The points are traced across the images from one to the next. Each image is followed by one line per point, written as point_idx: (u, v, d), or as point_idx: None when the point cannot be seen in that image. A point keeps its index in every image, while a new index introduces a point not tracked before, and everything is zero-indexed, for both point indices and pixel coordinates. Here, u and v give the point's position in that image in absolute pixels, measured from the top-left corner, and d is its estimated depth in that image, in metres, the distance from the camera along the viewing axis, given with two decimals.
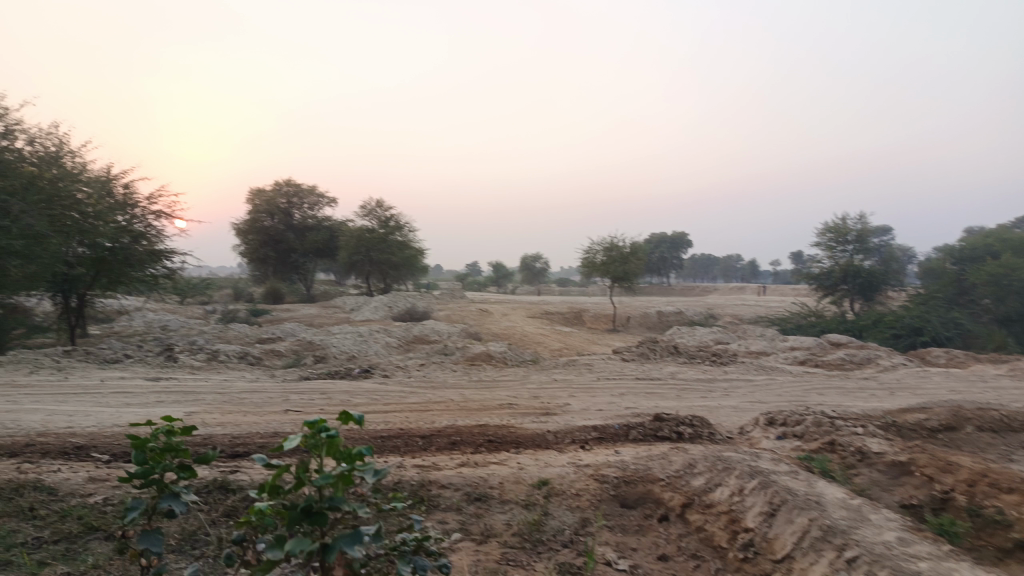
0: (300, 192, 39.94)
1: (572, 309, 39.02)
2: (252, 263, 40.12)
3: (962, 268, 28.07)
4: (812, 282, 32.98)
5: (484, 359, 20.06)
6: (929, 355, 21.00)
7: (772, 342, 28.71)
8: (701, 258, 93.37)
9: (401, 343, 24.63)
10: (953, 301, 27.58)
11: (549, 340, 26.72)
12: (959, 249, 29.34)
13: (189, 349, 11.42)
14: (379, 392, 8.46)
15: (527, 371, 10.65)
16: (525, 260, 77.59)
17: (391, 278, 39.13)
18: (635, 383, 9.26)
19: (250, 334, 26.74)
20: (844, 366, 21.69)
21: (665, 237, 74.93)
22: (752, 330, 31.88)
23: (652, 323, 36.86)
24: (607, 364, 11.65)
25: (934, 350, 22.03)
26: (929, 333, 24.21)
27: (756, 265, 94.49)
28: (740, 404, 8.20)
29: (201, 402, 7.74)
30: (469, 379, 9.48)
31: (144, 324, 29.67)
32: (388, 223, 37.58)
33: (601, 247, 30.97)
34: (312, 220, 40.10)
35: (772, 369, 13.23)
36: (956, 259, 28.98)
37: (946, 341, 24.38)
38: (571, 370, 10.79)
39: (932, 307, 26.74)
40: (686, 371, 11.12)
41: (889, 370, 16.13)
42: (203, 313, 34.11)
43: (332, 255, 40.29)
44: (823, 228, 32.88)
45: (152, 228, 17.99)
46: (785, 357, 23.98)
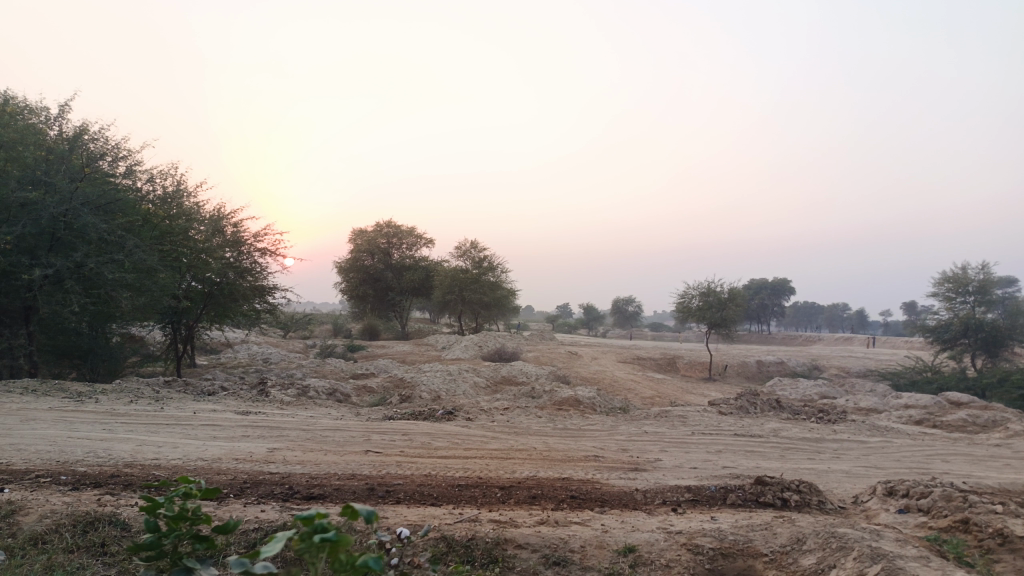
0: (399, 232, 41.04)
1: (666, 355, 37.89)
2: (351, 300, 41.34)
3: None
4: (928, 335, 30.70)
5: (572, 403, 19.56)
6: None
7: (883, 398, 26.75)
8: (803, 306, 89.37)
9: (489, 383, 24.47)
10: None
11: (641, 387, 25.89)
12: None
13: (281, 383, 11.61)
14: (460, 436, 8.19)
15: (615, 420, 10.14)
16: (618, 303, 76.63)
17: (483, 318, 39.32)
18: (733, 440, 8.59)
19: (345, 369, 27.31)
20: (967, 428, 19.83)
21: (765, 284, 72.24)
22: (861, 384, 29.86)
23: (750, 373, 35.22)
24: (702, 416, 10.97)
25: None
26: None
27: (864, 314, 89.52)
28: (852, 469, 7.42)
29: (284, 438, 7.72)
30: (554, 427, 9.08)
31: (247, 356, 30.89)
32: (481, 263, 37.92)
33: (697, 292, 29.99)
34: (410, 260, 41.02)
35: (886, 429, 12.11)
36: None
37: None
38: (662, 421, 10.20)
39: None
40: (789, 427, 10.29)
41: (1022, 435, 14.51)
42: (302, 347, 35.27)
43: (426, 294, 40.97)
44: (940, 277, 30.70)
45: (258, 265, 18.52)
46: (898, 415, 22.20)
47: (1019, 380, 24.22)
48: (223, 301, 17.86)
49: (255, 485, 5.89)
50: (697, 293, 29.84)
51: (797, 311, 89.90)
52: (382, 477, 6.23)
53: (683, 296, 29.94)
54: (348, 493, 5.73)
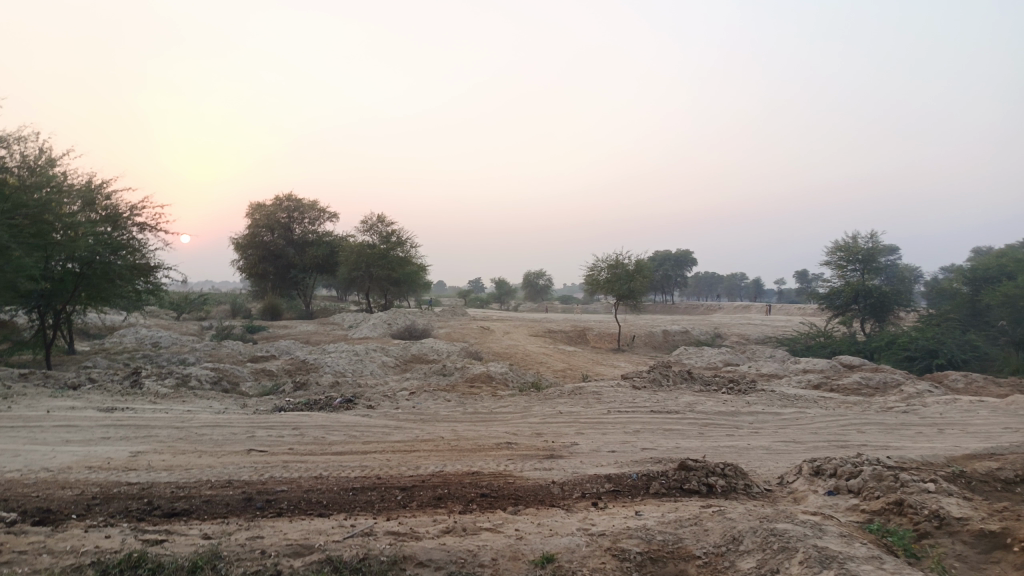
0: (301, 207, 39.16)
1: (576, 327, 37.98)
2: (250, 278, 39.23)
3: (976, 289, 27.15)
4: (822, 302, 32.00)
5: (483, 381, 19.03)
6: (948, 379, 19.97)
7: (782, 363, 27.66)
8: (705, 277, 92.42)
9: (398, 362, 23.62)
10: (967, 323, 26.61)
11: (553, 360, 25.67)
12: (972, 269, 28.40)
13: (159, 373, 10.40)
14: (359, 427, 7.40)
15: (528, 400, 9.59)
16: (528, 277, 76.80)
17: (391, 294, 38.21)
18: (651, 418, 8.19)
19: (244, 352, 25.73)
20: (861, 391, 20.62)
21: (669, 256, 74.10)
22: (762, 351, 30.79)
23: (658, 343, 35.79)
24: (617, 392, 10.59)
25: (952, 375, 21.00)
26: (944, 356, 23.20)
27: (760, 284, 93.59)
28: (772, 445, 7.13)
29: (153, 439, 6.71)
30: (463, 412, 8.42)
31: (135, 340, 28.71)
32: (389, 238, 36.71)
33: (605, 265, 30.00)
34: (313, 236, 39.27)
35: (795, 397, 12.14)
36: (969, 279, 28.04)
37: (963, 364, 23.39)
38: (577, 399, 9.73)
39: (948, 330, 25.68)
40: (704, 401, 10.04)
41: (915, 398, 15.04)
42: (197, 329, 33.17)
43: (331, 270, 39.42)
44: (833, 247, 32.01)
45: (136, 240, 17.12)
46: (798, 380, 22.90)
47: (905, 343, 25.50)
48: (98, 282, 16.21)
49: (107, 501, 4.94)
50: (605, 265, 29.84)
51: (699, 282, 92.90)
52: (264, 483, 5.41)
53: (592, 268, 29.90)
54: (220, 505, 4.89)
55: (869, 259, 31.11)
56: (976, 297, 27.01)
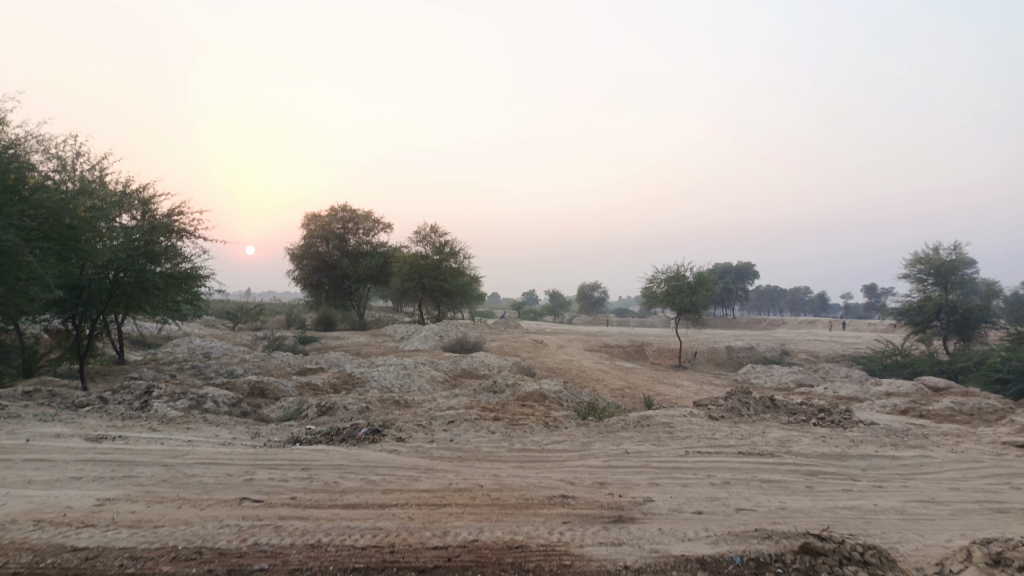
0: (356, 218, 38.53)
1: (633, 342, 36.14)
2: (305, 288, 38.72)
3: None
4: (900, 318, 29.39)
5: (536, 400, 17.61)
6: None
7: (861, 384, 25.42)
8: (766, 290, 88.92)
9: (448, 377, 22.37)
10: None
11: (611, 378, 24.04)
12: None
13: (173, 393, 9.29)
14: (382, 469, 6.07)
15: (587, 433, 8.11)
16: (583, 289, 75.01)
17: (444, 306, 37.15)
18: (741, 463, 6.63)
19: (293, 364, 24.93)
20: (957, 418, 18.37)
21: (730, 269, 71.47)
22: (836, 370, 28.46)
23: (721, 360, 33.69)
24: (691, 424, 9.02)
25: None
26: None
27: (825, 299, 89.54)
28: (906, 507, 5.49)
29: (130, 482, 5.50)
30: (508, 448, 7.02)
31: (186, 350, 28.26)
32: (442, 249, 35.74)
33: (664, 276, 28.25)
34: (367, 246, 38.56)
35: (901, 431, 10.29)
36: None
37: None
38: (645, 434, 8.22)
39: None
40: (799, 439, 8.38)
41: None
42: (250, 339, 32.67)
43: (385, 281, 38.61)
44: (911, 259, 29.48)
45: (173, 247, 16.43)
46: (882, 405, 20.78)
47: (997, 363, 23.01)
48: (132, 291, 15.52)
49: None
50: (665, 277, 28.07)
51: (760, 296, 89.45)
52: (241, 556, 4.10)
53: (650, 280, 28.20)
54: None
55: (950, 273, 28.50)
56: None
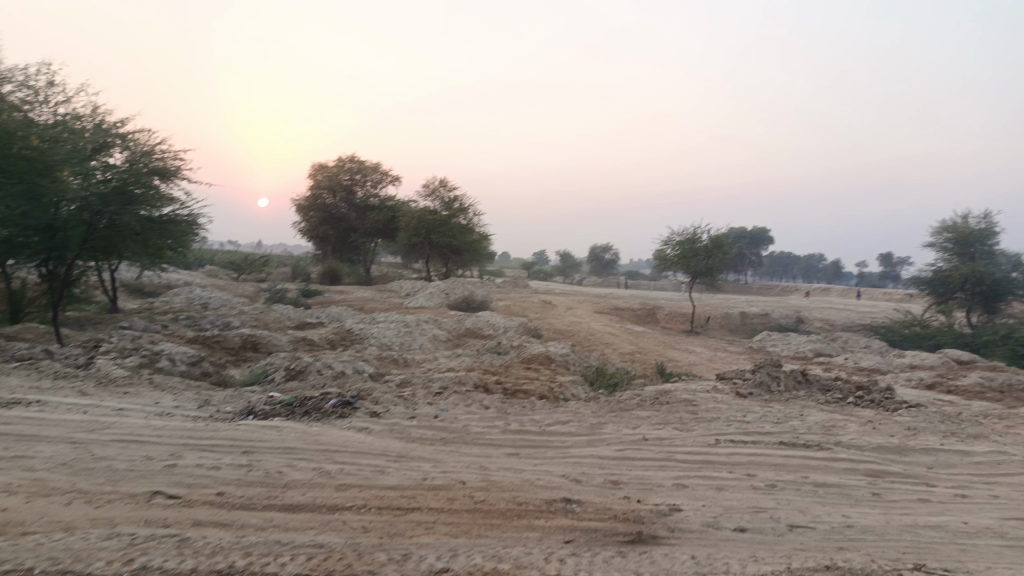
0: (364, 169, 36.83)
1: (645, 305, 34.85)
2: (311, 241, 37.45)
3: None
4: (922, 288, 27.82)
5: (542, 363, 16.50)
6: None
7: (883, 355, 24.11)
8: (779, 257, 87.01)
9: (451, 337, 21.25)
10: None
11: (621, 342, 22.86)
12: None
13: (126, 349, 8.12)
14: (345, 455, 4.89)
15: (598, 411, 6.93)
16: (594, 250, 73.55)
17: (452, 263, 35.84)
18: (784, 458, 5.42)
19: (292, 317, 23.88)
20: (987, 396, 17.10)
21: (744, 233, 69.76)
22: (855, 339, 27.09)
23: (735, 326, 32.41)
24: (718, 402, 7.79)
25: None
26: None
27: (840, 266, 87.57)
28: (1005, 527, 4.26)
29: (18, 467, 4.30)
30: (503, 430, 5.85)
31: (184, 300, 27.23)
32: (451, 204, 34.41)
33: (678, 238, 26.82)
34: (375, 200, 37.01)
35: (953, 416, 9.04)
36: None
37: None
38: (666, 414, 7.00)
39: None
40: (845, 425, 7.16)
41: None
42: (252, 291, 31.65)
43: (392, 236, 37.25)
44: (937, 227, 27.87)
45: (157, 190, 15.19)
46: (907, 379, 19.53)
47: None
48: (110, 236, 14.37)
49: None
50: (680, 239, 26.64)
51: (774, 262, 87.63)
52: None
53: (664, 242, 26.81)
54: None
55: (977, 242, 26.92)
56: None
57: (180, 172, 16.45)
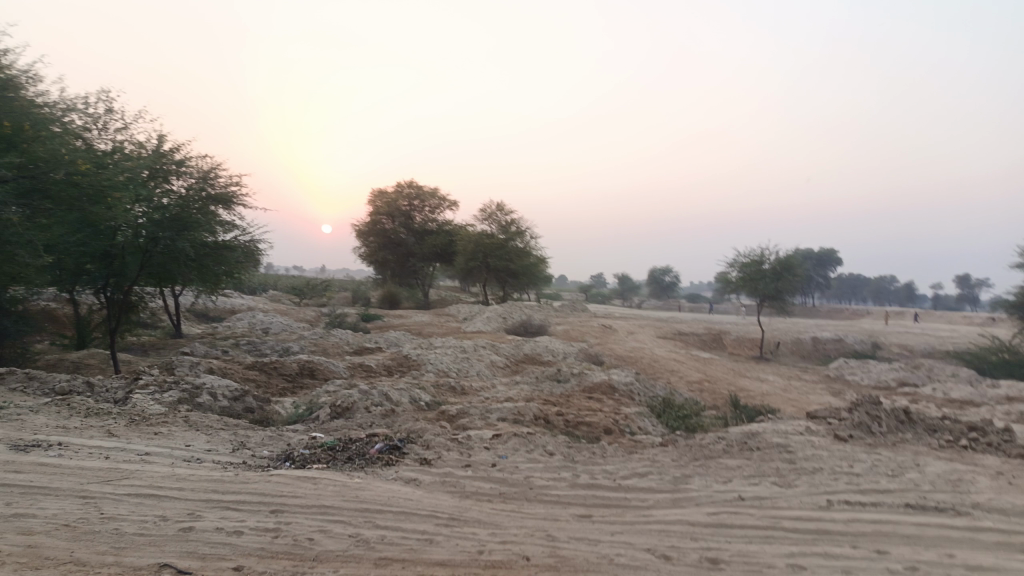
0: (423, 194, 36.63)
1: (710, 330, 33.40)
2: (370, 265, 37.38)
3: None
4: (1012, 311, 25.67)
5: (605, 392, 15.58)
6: None
7: (974, 385, 22.20)
8: (848, 279, 83.56)
9: (509, 363, 20.49)
10: None
11: (687, 369, 21.69)
12: None
13: (167, 383, 7.62)
14: (388, 517, 4.16)
15: (679, 460, 6.04)
16: (654, 273, 71.94)
17: (510, 287, 35.19)
18: (917, 529, 4.43)
19: (351, 342, 23.57)
20: None
21: (811, 255, 67.20)
22: (938, 367, 25.15)
23: (807, 351, 30.71)
24: (816, 449, 6.80)
25: None
26: None
27: (913, 289, 83.44)
28: None
29: (12, 528, 3.68)
30: (571, 485, 5.04)
31: (245, 325, 27.31)
32: (509, 228, 33.95)
33: (743, 261, 25.56)
34: (433, 224, 36.75)
35: None
36: None
37: None
38: (759, 463, 6.05)
39: None
40: (976, 479, 6.07)
41: None
42: (313, 316, 31.66)
43: (450, 260, 36.89)
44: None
45: (214, 215, 14.99)
46: (1003, 412, 17.80)
47: None
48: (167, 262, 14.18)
49: None
50: (746, 261, 25.36)
51: (842, 284, 84.15)
52: None
53: (728, 264, 25.59)
54: None
55: None
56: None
57: (238, 198, 16.26)
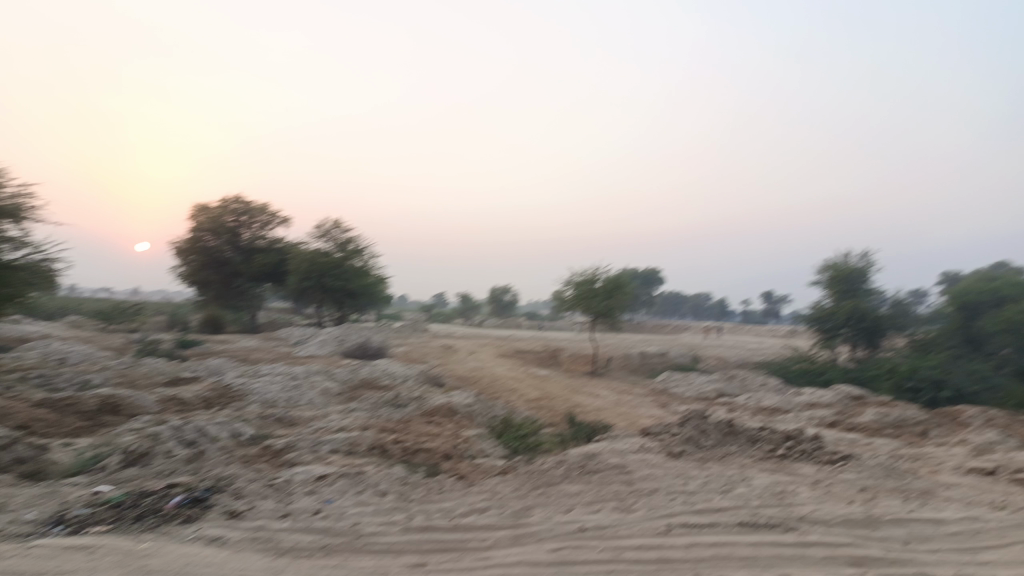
0: (251, 210, 34.24)
1: (548, 347, 34.01)
2: (191, 286, 34.43)
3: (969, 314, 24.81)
4: (810, 324, 28.36)
5: (444, 416, 15.16)
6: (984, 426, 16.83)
7: (781, 393, 24.19)
8: (670, 296, 89.47)
9: (344, 389, 19.50)
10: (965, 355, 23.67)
11: (526, 388, 21.77)
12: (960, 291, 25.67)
13: None
14: None
15: (519, 491, 5.74)
16: (493, 292, 72.68)
17: (346, 308, 33.85)
18: (753, 549, 4.40)
19: (166, 372, 21.39)
20: (884, 432, 17.11)
21: (637, 274, 71.15)
22: (750, 377, 27.21)
23: (636, 366, 32.14)
24: (652, 468, 6.80)
25: (968, 412, 18.54)
26: (950, 388, 20.50)
27: (726, 305, 90.95)
28: None
29: None
30: (403, 531, 4.55)
31: (37, 355, 24.02)
32: (345, 246, 32.79)
33: (576, 279, 26.28)
34: (263, 242, 34.50)
35: (885, 466, 8.44)
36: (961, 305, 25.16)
37: (970, 398, 20.57)
38: (598, 488, 5.90)
39: (953, 361, 22.63)
40: (798, 491, 6.29)
41: (986, 459, 11.53)
42: (122, 343, 28.53)
43: (282, 280, 34.84)
44: (821, 266, 28.73)
45: None
46: (807, 417, 19.46)
47: (904, 371, 22.28)
48: None
49: None
50: (580, 280, 26.09)
51: (665, 301, 89.90)
52: None
53: (564, 283, 26.21)
54: None
55: (858, 279, 27.71)
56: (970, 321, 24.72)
57: (24, 211, 14.18)
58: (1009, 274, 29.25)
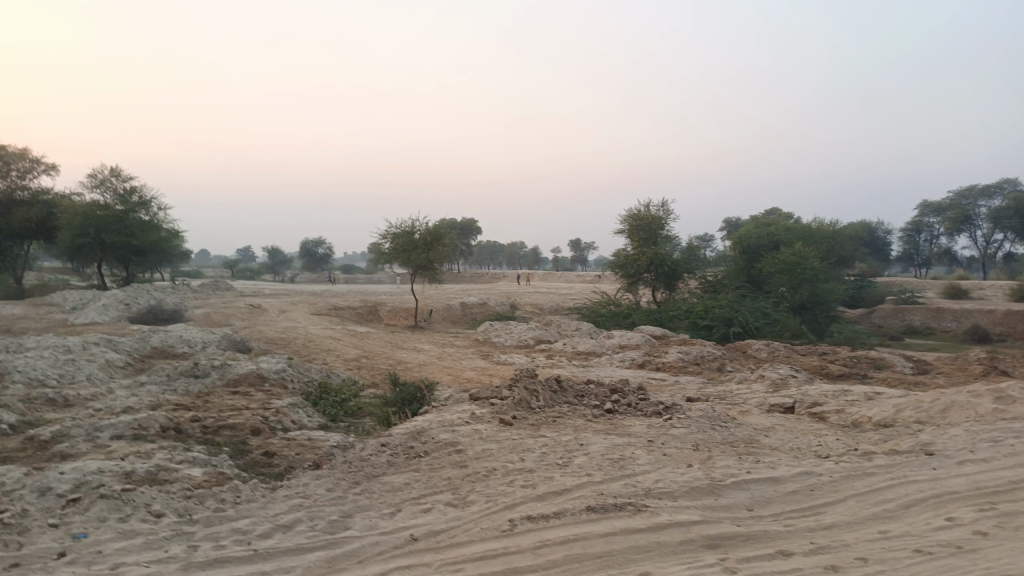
0: (6, 155, 28.83)
1: (366, 302, 32.61)
2: None
3: (752, 257, 27.05)
4: (616, 270, 29.49)
5: (250, 385, 13.68)
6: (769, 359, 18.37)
7: (596, 337, 24.98)
8: (486, 246, 90.44)
9: (131, 361, 17.10)
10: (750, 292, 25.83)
11: (343, 347, 20.50)
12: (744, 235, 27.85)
13: None
14: None
15: (334, 490, 4.84)
16: (305, 245, 68.97)
17: (135, 267, 30.09)
18: (607, 543, 3.91)
19: None
20: (688, 369, 18.10)
21: (454, 224, 70.80)
22: (566, 322, 27.87)
23: (457, 317, 31.78)
24: (486, 443, 6.19)
25: (755, 346, 20.15)
26: (739, 324, 22.22)
27: (538, 253, 93.71)
28: None
29: None
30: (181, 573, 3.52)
31: None
32: (128, 198, 28.95)
33: (393, 232, 25.04)
34: (23, 193, 29.43)
35: (706, 414, 8.52)
36: (745, 248, 27.33)
37: (757, 333, 22.45)
38: (430, 477, 5.16)
39: (741, 300, 24.57)
40: (637, 455, 5.98)
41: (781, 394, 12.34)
42: None
43: (52, 236, 30.10)
44: (626, 215, 29.83)
45: None
46: (620, 360, 20.17)
47: (701, 310, 23.84)
48: None
49: None
50: (397, 232, 24.90)
51: (481, 251, 90.78)
52: None
53: (380, 235, 24.90)
54: None
55: (658, 227, 29.08)
56: (752, 263, 26.90)
57: None
58: (782, 219, 32.38)
